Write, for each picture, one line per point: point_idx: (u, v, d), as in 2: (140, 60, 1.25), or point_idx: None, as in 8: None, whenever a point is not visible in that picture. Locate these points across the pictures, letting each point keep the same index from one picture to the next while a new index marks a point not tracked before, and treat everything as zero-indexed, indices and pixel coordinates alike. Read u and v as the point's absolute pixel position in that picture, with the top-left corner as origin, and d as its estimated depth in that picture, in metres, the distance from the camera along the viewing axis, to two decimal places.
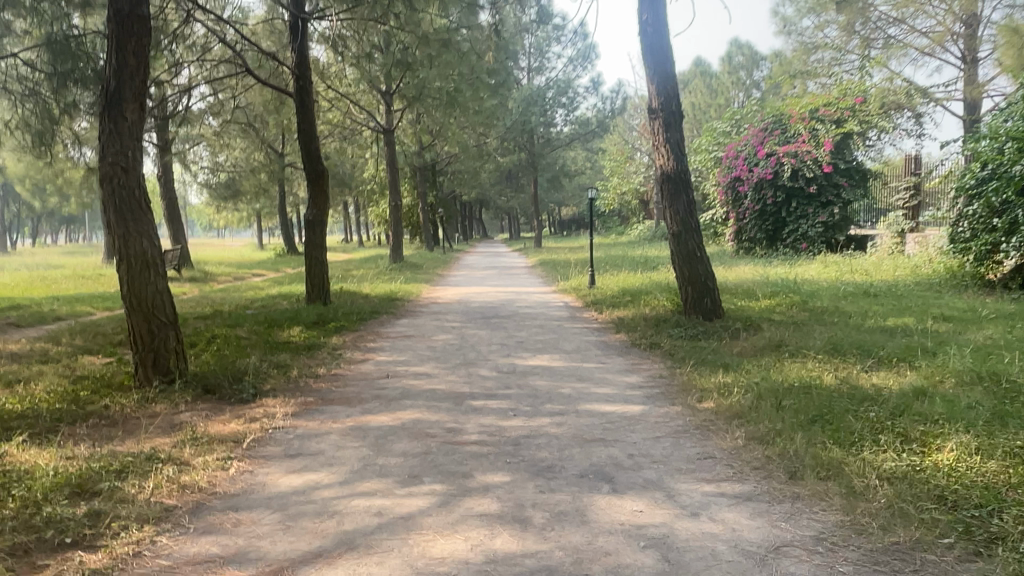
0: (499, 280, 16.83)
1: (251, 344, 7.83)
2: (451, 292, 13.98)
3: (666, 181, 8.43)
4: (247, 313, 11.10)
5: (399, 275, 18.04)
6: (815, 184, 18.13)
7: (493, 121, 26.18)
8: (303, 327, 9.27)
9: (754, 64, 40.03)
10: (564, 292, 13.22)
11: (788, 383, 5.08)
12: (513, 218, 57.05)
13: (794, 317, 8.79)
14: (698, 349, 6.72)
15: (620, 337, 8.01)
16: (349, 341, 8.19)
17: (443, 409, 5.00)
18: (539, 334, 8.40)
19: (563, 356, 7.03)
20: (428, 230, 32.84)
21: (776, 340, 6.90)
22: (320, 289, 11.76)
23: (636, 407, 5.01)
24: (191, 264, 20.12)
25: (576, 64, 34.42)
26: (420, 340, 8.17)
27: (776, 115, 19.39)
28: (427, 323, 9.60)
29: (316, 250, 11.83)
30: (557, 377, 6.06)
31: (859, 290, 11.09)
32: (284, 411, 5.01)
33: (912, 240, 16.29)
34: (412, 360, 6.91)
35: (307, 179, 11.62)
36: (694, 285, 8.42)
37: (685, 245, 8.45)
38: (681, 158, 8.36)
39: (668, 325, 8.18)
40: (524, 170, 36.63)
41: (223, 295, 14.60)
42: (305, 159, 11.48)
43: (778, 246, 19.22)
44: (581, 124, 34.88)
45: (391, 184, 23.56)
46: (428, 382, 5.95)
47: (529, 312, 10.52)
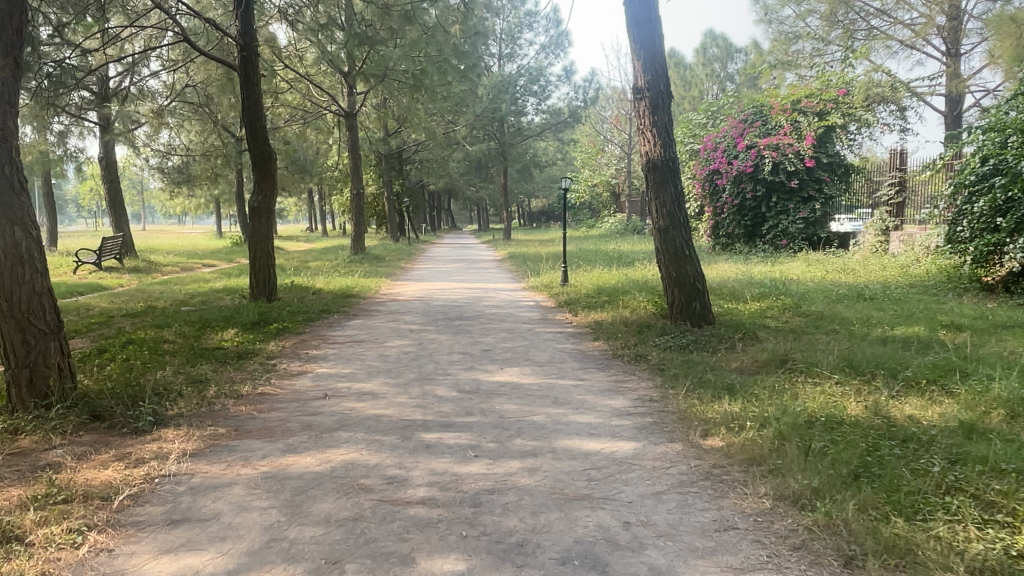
0: (465, 275, 15.79)
1: (170, 351, 6.70)
2: (413, 288, 12.92)
3: (652, 170, 7.49)
4: (181, 310, 9.91)
5: (359, 268, 16.89)
6: (796, 179, 17.40)
7: (462, 107, 25.07)
8: (239, 329, 8.15)
9: (728, 57, 39.43)
10: (535, 290, 12.24)
11: (809, 416, 4.17)
12: (482, 208, 55.89)
13: (790, 323, 7.93)
14: (692, 365, 5.79)
15: (600, 346, 7.06)
16: (289, 347, 7.11)
17: (387, 447, 3.98)
18: (507, 341, 7.40)
19: (535, 370, 6.04)
20: (394, 220, 31.68)
21: (780, 353, 6.01)
22: (266, 286, 10.63)
23: (626, 444, 4.05)
24: (135, 253, 18.72)
25: (549, 51, 33.41)
26: (371, 347, 7.11)
27: (757, 106, 18.60)
28: (382, 325, 8.54)
29: (262, 242, 10.67)
30: (529, 399, 5.06)
31: (852, 292, 10.29)
32: (183, 449, 3.95)
33: (897, 239, 15.65)
34: (357, 374, 5.87)
35: (252, 162, 10.45)
36: (681, 286, 7.50)
37: (672, 241, 7.51)
38: (669, 144, 7.43)
39: (653, 332, 7.25)
40: (494, 160, 35.56)
41: (163, 288, 13.34)
42: (250, 139, 10.30)
43: (757, 243, 18.46)
44: (552, 114, 33.89)
45: (353, 171, 22.33)
46: (373, 404, 4.91)
47: (497, 313, 9.53)
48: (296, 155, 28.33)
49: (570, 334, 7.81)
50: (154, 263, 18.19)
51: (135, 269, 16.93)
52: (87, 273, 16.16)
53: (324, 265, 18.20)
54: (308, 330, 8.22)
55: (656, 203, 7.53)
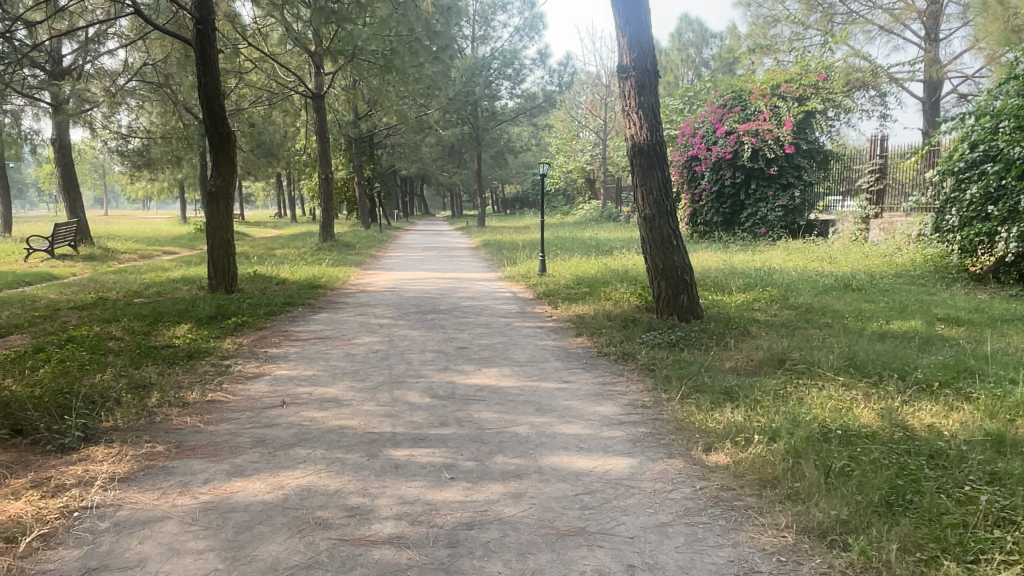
0: (438, 264, 15.24)
1: (113, 351, 6.10)
2: (383, 277, 12.37)
3: (638, 155, 7.03)
4: (133, 303, 9.26)
5: (327, 256, 16.25)
6: (776, 165, 17.07)
7: (434, 90, 24.39)
8: (193, 324, 7.55)
9: (703, 42, 39.12)
10: (511, 280, 11.75)
11: (821, 426, 3.76)
12: (455, 194, 55.12)
13: (781, 317, 7.55)
14: (684, 365, 5.36)
15: (584, 343, 6.61)
16: (247, 345, 6.55)
17: (351, 468, 3.49)
18: (484, 338, 6.91)
19: (515, 371, 5.58)
20: (364, 206, 30.92)
21: (777, 352, 5.61)
22: (225, 277, 10.00)
23: (620, 461, 3.61)
24: (90, 240, 17.89)
25: (523, 34, 32.76)
26: (337, 344, 6.58)
27: (736, 91, 18.21)
28: (350, 319, 8.01)
29: (220, 230, 10.03)
30: (511, 405, 4.60)
31: (839, 282, 9.96)
32: (112, 474, 3.41)
33: (877, 226, 15.40)
34: (320, 377, 5.35)
35: (209, 143, 9.78)
36: (668, 279, 7.07)
37: (659, 231, 7.06)
38: (657, 127, 6.96)
39: (639, 327, 6.82)
40: (467, 145, 34.90)
41: (118, 277, 12.62)
42: (208, 119, 9.64)
43: (736, 231, 18.12)
44: (527, 99, 33.29)
45: (321, 155, 21.57)
46: (336, 413, 4.41)
47: (472, 306, 9.04)
48: (263, 138, 27.42)
49: (551, 329, 7.34)
50: (112, 251, 17.38)
51: (90, 257, 16.12)
52: (38, 260, 15.33)
53: (290, 252, 17.51)
54: (270, 325, 7.65)
55: (641, 190, 7.07)
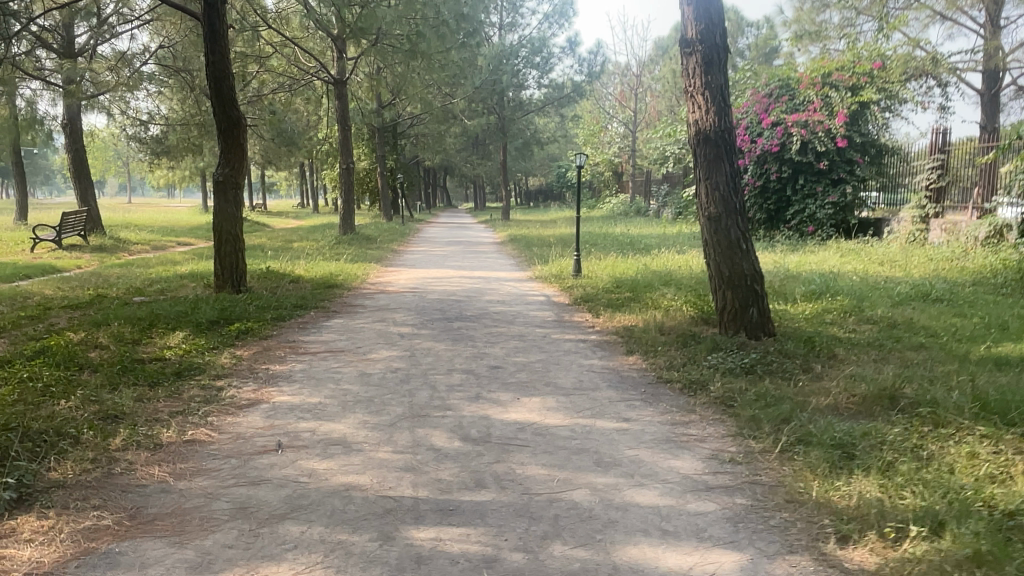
0: (463, 260, 14.30)
1: (90, 367, 5.23)
2: (405, 275, 11.49)
3: (702, 144, 6.02)
4: (131, 303, 8.43)
5: (347, 251, 15.41)
6: (826, 160, 15.92)
7: (460, 77, 23.42)
8: (191, 331, 6.69)
9: (739, 31, 37.67)
10: (544, 281, 10.79)
11: (997, 512, 2.78)
12: (478, 186, 54.16)
13: (863, 335, 6.50)
14: (771, 400, 4.38)
15: (638, 363, 5.63)
16: (246, 360, 5.66)
17: (356, 562, 2.55)
18: (521, 354, 5.95)
19: (562, 402, 4.61)
20: (387, 198, 30.08)
21: (882, 385, 4.61)
22: (233, 275, 9.06)
23: (723, 556, 2.63)
24: (102, 230, 17.22)
25: (552, 21, 31.68)
26: (350, 361, 5.65)
27: (783, 79, 17.19)
28: (366, 327, 7.09)
29: (228, 222, 9.09)
30: (563, 455, 3.64)
31: (915, 291, 8.82)
32: (31, 567, 2.51)
33: (938, 226, 14.22)
34: (327, 407, 4.43)
35: (218, 128, 8.91)
36: (735, 289, 6.06)
37: (725, 232, 6.04)
38: (726, 111, 5.96)
39: (703, 346, 5.83)
40: (492, 136, 33.93)
41: (123, 271, 11.85)
42: (216, 101, 8.77)
43: (781, 229, 17.03)
44: (554, 88, 32.20)
45: (342, 145, 20.71)
46: (343, 464, 3.48)
47: (503, 312, 8.09)
48: (283, 126, 26.64)
49: (596, 344, 6.38)
50: (124, 241, 16.69)
51: (100, 247, 15.41)
52: (45, 250, 14.61)
53: (309, 245, 16.72)
54: (277, 333, 6.76)
55: (706, 185, 6.07)
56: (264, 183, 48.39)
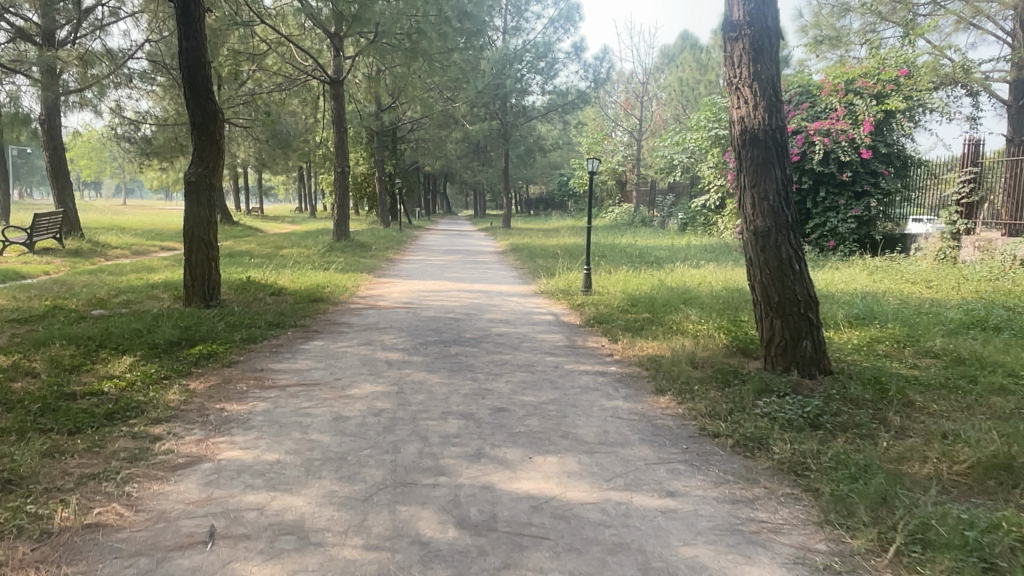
0: (463, 272, 13.34)
1: (4, 407, 4.26)
2: (399, 288, 10.53)
3: (749, 146, 5.08)
4: (86, 318, 7.46)
5: (338, 259, 14.45)
6: (850, 171, 15.04)
7: (462, 80, 22.52)
8: (143, 355, 5.71)
9: None
10: (550, 298, 9.81)
11: None
12: (479, 193, 53.27)
13: (930, 373, 5.54)
14: (856, 470, 3.42)
15: (672, 408, 4.66)
16: (198, 397, 4.67)
17: None
18: (530, 391, 4.98)
19: (588, 465, 3.63)
20: (384, 204, 29.17)
21: (992, 446, 3.64)
22: (205, 287, 8.02)
23: None
24: (81, 233, 16.30)
25: (558, 25, 30.86)
26: (325, 399, 4.68)
27: (804, 85, 16.44)
28: (349, 352, 6.11)
29: (199, 227, 8.03)
30: (595, 557, 2.66)
31: (968, 317, 7.83)
32: None
33: (971, 243, 13.25)
34: (286, 469, 3.44)
35: (190, 124, 7.94)
36: (785, 317, 5.11)
37: (774, 249, 5.08)
38: (777, 108, 5.03)
39: (750, 385, 4.87)
40: (494, 143, 33.09)
41: (91, 279, 10.87)
42: (189, 93, 7.82)
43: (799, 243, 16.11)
44: (558, 95, 31.32)
45: (338, 148, 19.78)
46: (294, 569, 2.51)
47: (508, 335, 7.11)
48: (278, 127, 25.74)
49: (618, 379, 5.40)
50: (104, 245, 15.75)
51: (76, 251, 14.44)
52: (15, 254, 13.60)
53: (299, 253, 15.76)
54: (243, 359, 5.78)
55: (752, 194, 5.12)
56: (261, 187, 47.47)
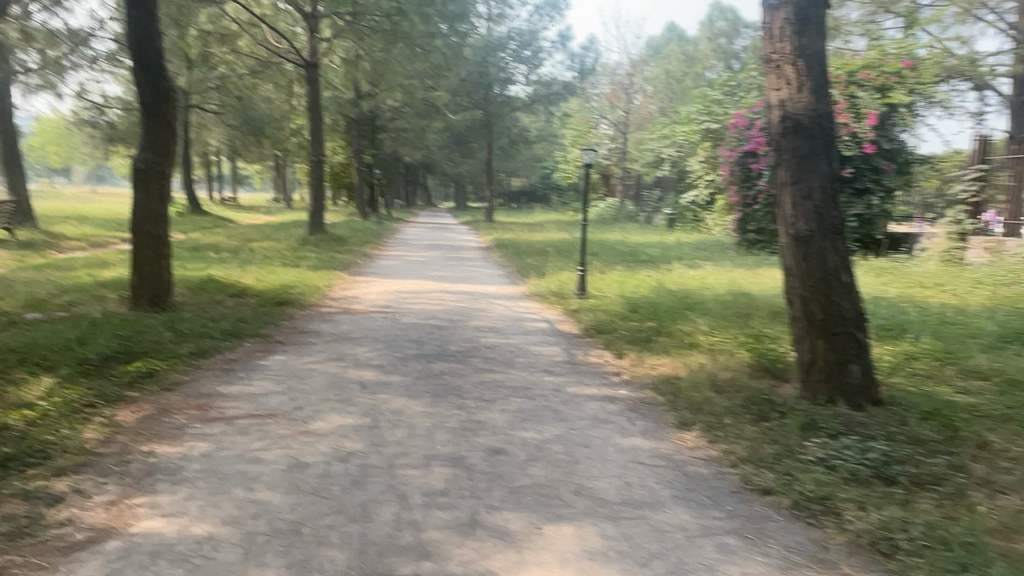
0: (445, 270, 12.42)
1: None
2: (376, 288, 9.62)
3: (791, 135, 4.29)
4: (14, 324, 6.49)
5: (310, 254, 13.50)
6: (851, 167, 14.26)
7: (445, 67, 21.58)
8: (68, 375, 4.79)
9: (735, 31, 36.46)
10: (542, 301, 8.99)
11: None
12: (460, 185, 52.24)
13: (989, 401, 4.80)
14: (965, 553, 2.64)
15: (703, 449, 3.86)
16: (122, 436, 3.79)
17: None
18: (529, 425, 4.16)
19: (614, 539, 2.82)
20: (362, 195, 28.15)
21: None
22: (155, 289, 7.11)
23: None
24: (34, 223, 15.18)
25: (544, 13, 29.97)
26: (281, 437, 3.82)
27: None
28: (315, 370, 5.24)
29: (148, 220, 7.09)
30: None
31: (1003, 330, 7.08)
32: None
33: (978, 243, 12.50)
34: (219, 553, 2.59)
35: (139, 103, 7.01)
36: (829, 338, 4.33)
37: (818, 256, 4.29)
38: (824, 91, 4.25)
39: (793, 420, 4.08)
40: (477, 134, 32.14)
41: (34, 274, 9.84)
42: (137, 66, 6.89)
43: None
44: (543, 85, 30.46)
45: (314, 137, 18.75)
46: None
47: (498, 348, 6.28)
48: (250, 113, 24.58)
49: (631, 407, 4.60)
50: (59, 236, 14.66)
51: (27, 243, 13.35)
52: None
53: (269, 247, 14.76)
54: (189, 380, 4.90)
55: (793, 192, 4.32)
56: (235, 176, 46.02)
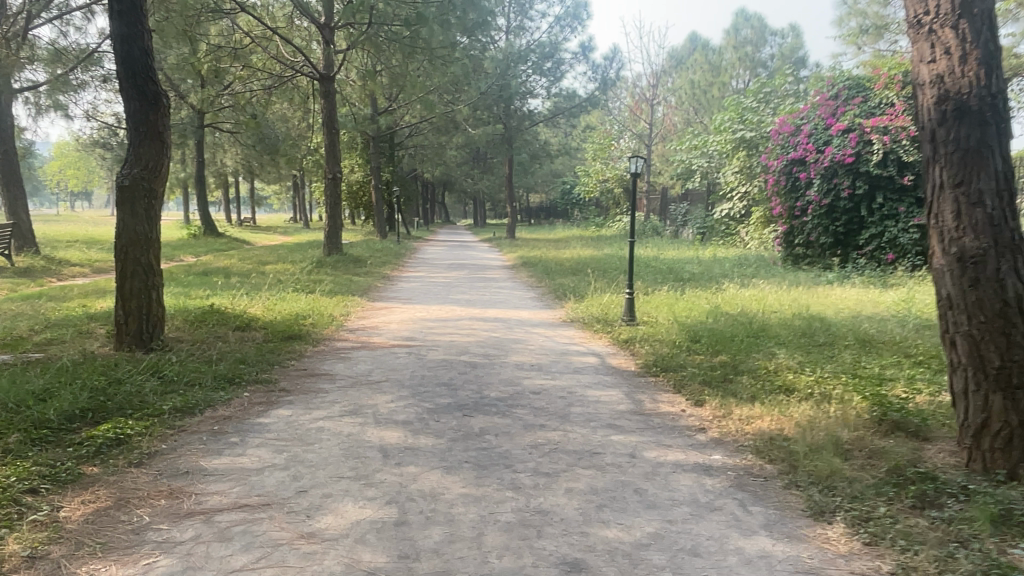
0: (472, 292, 11.41)
1: None
2: (397, 316, 8.58)
3: (954, 120, 3.24)
4: None
5: (326, 277, 12.54)
6: (911, 173, 12.95)
7: (465, 80, 20.69)
8: (12, 446, 3.76)
9: (762, 40, 35.43)
10: (585, 330, 7.89)
11: None
12: (478, 202, 51.35)
13: None
14: None
15: (863, 560, 2.74)
16: (58, 548, 2.75)
17: None
18: (612, 517, 3.08)
19: None
20: (381, 213, 27.25)
21: None
22: (144, 325, 6.10)
23: None
24: (36, 249, 14.36)
25: (564, 24, 29.08)
26: (275, 545, 2.76)
27: (852, 79, 14.43)
28: (327, 430, 4.19)
29: (134, 245, 6.05)
30: None
31: None
32: None
33: None
34: None
35: (125, 111, 6.05)
36: (1010, 390, 3.22)
37: (993, 281, 3.19)
38: (998, 61, 3.20)
39: (980, 512, 2.95)
40: (497, 149, 31.19)
41: (23, 306, 8.92)
42: (123, 67, 5.95)
43: (851, 257, 13.82)
44: (565, 98, 29.54)
45: (329, 153, 17.77)
46: None
47: (545, 393, 5.18)
48: (265, 131, 23.82)
49: (739, 485, 3.49)
50: (61, 262, 13.82)
51: (25, 270, 12.50)
52: None
53: (282, 270, 13.78)
54: (166, 449, 3.86)
55: (956, 196, 3.25)
56: (252, 197, 45.35)
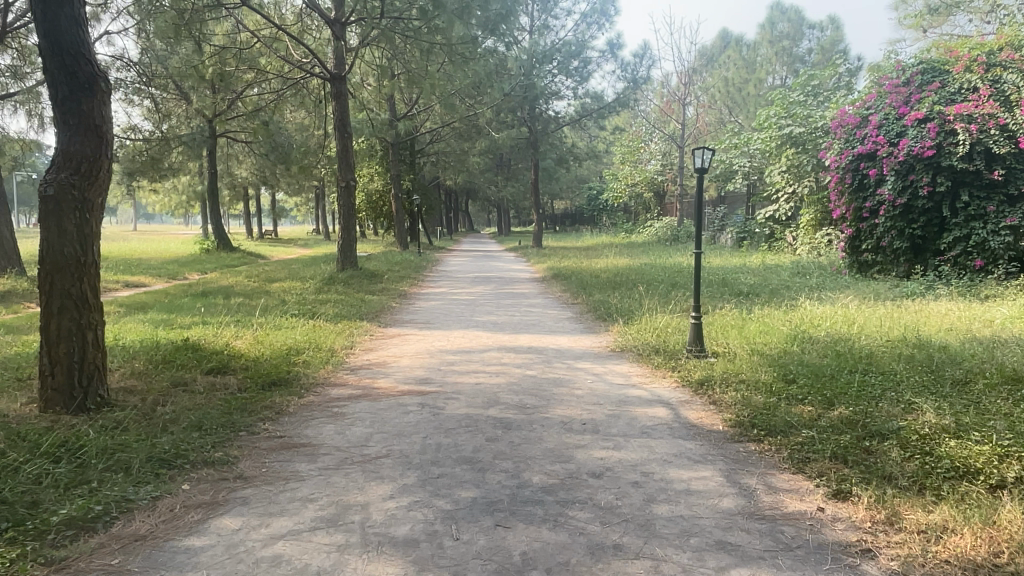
0: (500, 312, 9.90)
1: None
2: (411, 348, 7.09)
3: None
4: None
5: (335, 296, 11.13)
6: (1002, 167, 11.22)
7: (488, 80, 19.23)
8: None
9: (799, 34, 33.71)
10: (641, 367, 6.31)
11: None
12: (502, 210, 49.94)
13: None
14: None
15: None
16: None
17: None
18: None
19: None
20: (401, 224, 25.95)
21: None
22: (75, 377, 4.69)
23: None
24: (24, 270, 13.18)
25: (591, 21, 27.57)
26: None
27: (926, 62, 12.74)
28: (282, 565, 2.68)
29: (60, 272, 4.60)
30: None
31: None
32: None
33: None
34: None
35: (49, 98, 4.63)
36: None
37: None
38: None
39: None
40: (522, 153, 29.74)
41: None
42: (44, 39, 4.52)
43: (931, 264, 12.08)
44: (593, 98, 28.01)
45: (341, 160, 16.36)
46: None
47: (611, 477, 3.61)
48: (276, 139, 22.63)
49: None
50: None
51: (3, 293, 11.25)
52: None
53: (289, 288, 12.45)
54: None
55: None
56: (273, 209, 44.44)
